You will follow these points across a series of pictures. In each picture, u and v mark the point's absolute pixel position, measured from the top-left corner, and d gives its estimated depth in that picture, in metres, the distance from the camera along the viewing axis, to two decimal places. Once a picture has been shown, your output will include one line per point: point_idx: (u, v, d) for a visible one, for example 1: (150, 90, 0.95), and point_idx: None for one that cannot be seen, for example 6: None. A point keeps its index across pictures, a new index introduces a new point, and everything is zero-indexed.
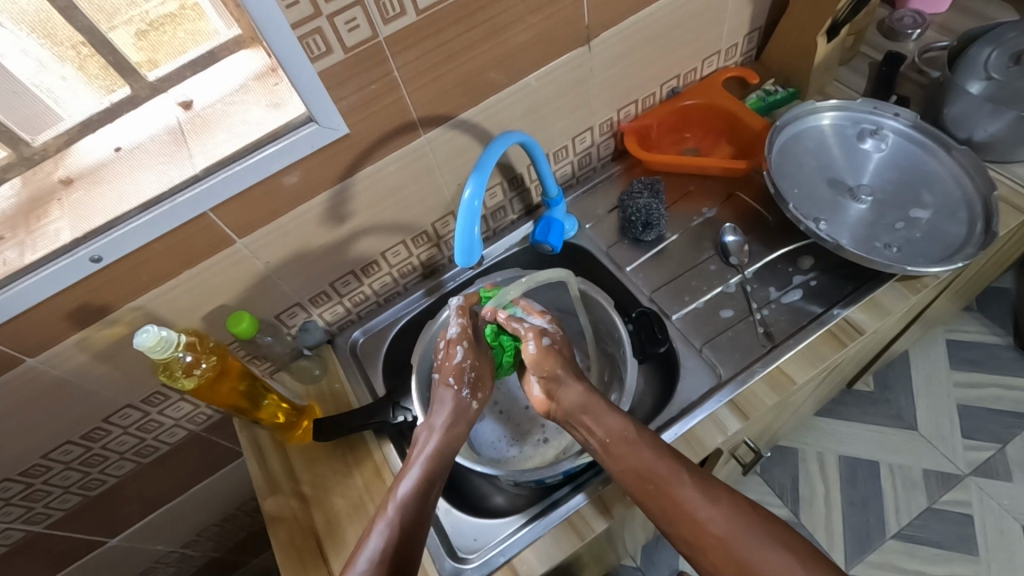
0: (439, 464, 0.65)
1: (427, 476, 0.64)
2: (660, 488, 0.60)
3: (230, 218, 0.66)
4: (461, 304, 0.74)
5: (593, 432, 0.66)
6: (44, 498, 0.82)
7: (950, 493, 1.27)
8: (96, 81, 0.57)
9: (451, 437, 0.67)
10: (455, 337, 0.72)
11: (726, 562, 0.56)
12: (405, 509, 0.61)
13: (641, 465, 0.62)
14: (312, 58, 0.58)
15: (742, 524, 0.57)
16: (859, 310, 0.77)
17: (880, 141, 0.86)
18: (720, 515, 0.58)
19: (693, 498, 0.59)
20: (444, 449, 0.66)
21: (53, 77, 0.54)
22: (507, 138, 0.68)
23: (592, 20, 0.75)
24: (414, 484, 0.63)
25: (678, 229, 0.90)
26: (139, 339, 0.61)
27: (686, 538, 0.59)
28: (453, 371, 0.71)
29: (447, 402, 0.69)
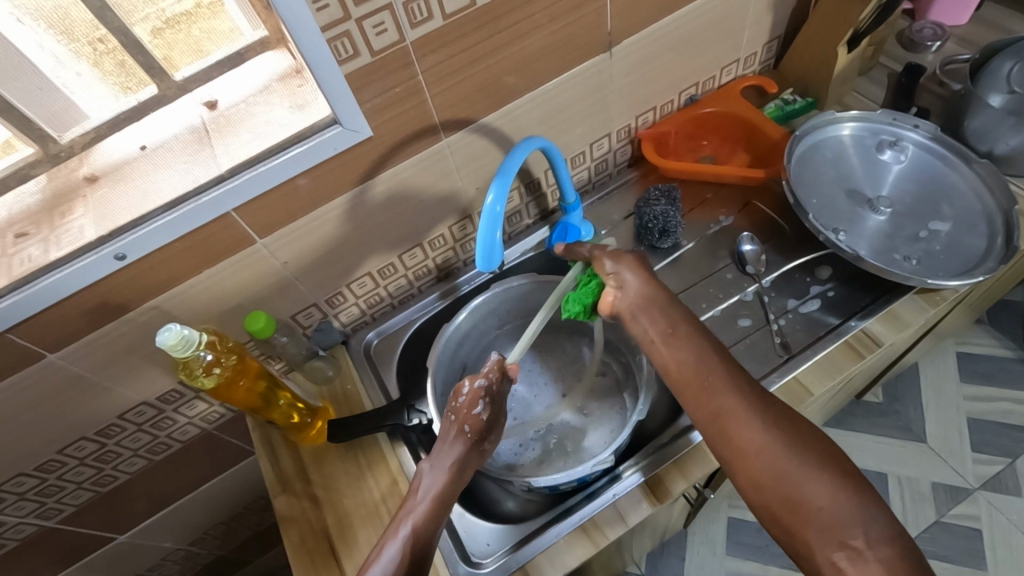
0: (446, 498, 0.63)
1: (436, 510, 0.61)
2: (705, 398, 0.60)
3: (252, 218, 0.66)
4: (500, 358, 0.70)
5: (650, 325, 0.66)
6: (57, 493, 0.82)
7: (959, 507, 1.26)
8: (111, 78, 0.58)
9: (457, 478, 0.64)
10: (480, 390, 0.68)
11: (765, 477, 0.54)
12: (414, 538, 0.59)
13: (695, 369, 0.62)
14: (339, 60, 0.58)
15: (788, 444, 0.55)
16: (877, 322, 0.77)
17: (900, 152, 0.85)
18: (768, 433, 0.56)
19: (739, 413, 0.58)
20: (451, 484, 0.64)
21: (68, 73, 0.55)
22: (530, 142, 0.69)
23: (614, 26, 0.75)
24: (422, 517, 0.61)
25: (693, 238, 0.89)
26: (160, 337, 0.60)
27: (727, 446, 0.58)
28: (468, 418, 0.67)
29: (457, 445, 0.66)
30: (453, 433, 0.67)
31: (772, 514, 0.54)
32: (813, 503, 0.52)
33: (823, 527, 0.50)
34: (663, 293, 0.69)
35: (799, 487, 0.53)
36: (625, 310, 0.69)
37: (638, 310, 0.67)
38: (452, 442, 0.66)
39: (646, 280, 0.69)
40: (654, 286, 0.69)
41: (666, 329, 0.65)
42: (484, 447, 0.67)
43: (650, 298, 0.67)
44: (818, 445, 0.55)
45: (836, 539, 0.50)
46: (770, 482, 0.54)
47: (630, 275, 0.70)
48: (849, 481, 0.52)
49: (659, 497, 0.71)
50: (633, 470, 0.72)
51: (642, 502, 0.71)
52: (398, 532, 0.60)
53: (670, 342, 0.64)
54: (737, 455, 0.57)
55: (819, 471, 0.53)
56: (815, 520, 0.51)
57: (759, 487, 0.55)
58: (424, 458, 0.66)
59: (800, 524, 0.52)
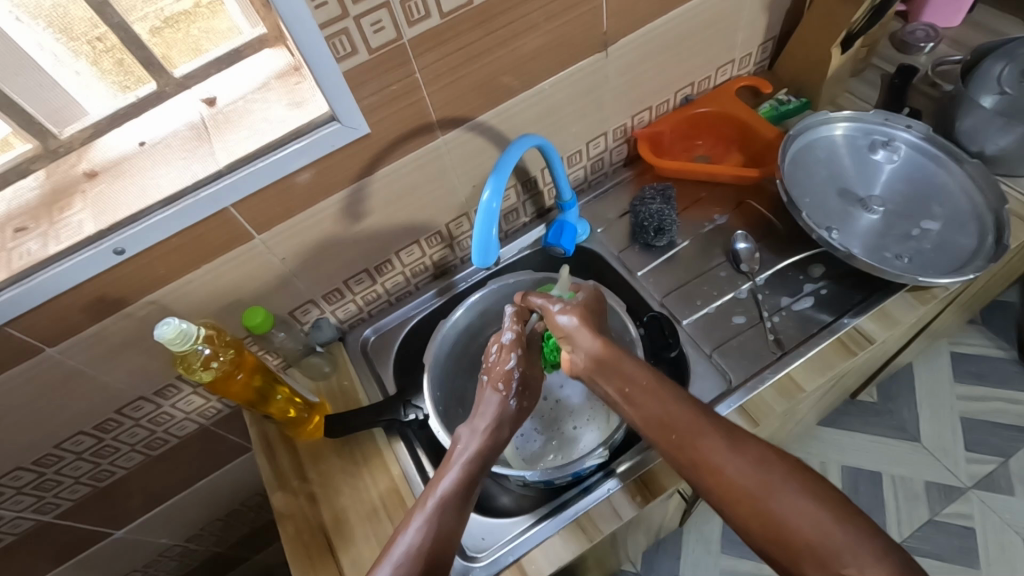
0: (481, 460, 0.65)
1: (471, 473, 0.63)
2: (683, 446, 0.59)
3: (250, 214, 0.67)
4: (516, 310, 0.75)
5: (607, 386, 0.65)
6: (54, 487, 0.82)
7: (952, 506, 1.27)
8: (110, 76, 0.59)
9: (494, 441, 0.66)
10: (511, 344, 0.72)
11: (753, 519, 0.55)
12: (447, 501, 0.61)
13: (661, 421, 0.61)
14: (337, 58, 0.59)
15: (774, 481, 0.56)
16: (868, 319, 0.77)
17: (892, 152, 0.86)
18: (749, 471, 0.56)
19: (718, 455, 0.58)
20: (487, 449, 0.66)
21: (67, 72, 0.56)
22: (525, 141, 0.69)
23: (610, 26, 0.75)
24: (456, 481, 0.62)
25: (688, 236, 0.90)
26: (158, 332, 0.61)
27: (711, 490, 0.58)
28: (503, 377, 0.70)
29: (494, 409, 0.68)
30: (488, 394, 0.70)
31: (765, 548, 0.55)
32: (805, 539, 0.53)
33: (817, 561, 0.52)
34: (620, 350, 0.66)
35: (786, 524, 0.54)
36: (583, 373, 0.69)
37: (593, 373, 0.67)
38: (489, 404, 0.69)
39: (599, 342, 0.67)
40: (605, 344, 0.66)
41: (625, 389, 0.64)
42: (522, 405, 0.71)
43: (602, 360, 0.66)
44: (797, 477, 0.56)
45: (831, 571, 0.51)
46: (759, 522, 0.55)
47: (577, 332, 0.68)
48: (838, 510, 0.53)
49: (652, 492, 0.71)
50: (626, 465, 0.73)
51: (636, 497, 0.71)
52: (425, 506, 0.61)
53: (633, 401, 0.64)
54: (723, 498, 0.57)
55: (805, 503, 0.54)
56: (807, 554, 0.52)
57: (746, 526, 0.56)
58: (462, 423, 0.68)
59: (793, 558, 0.53)
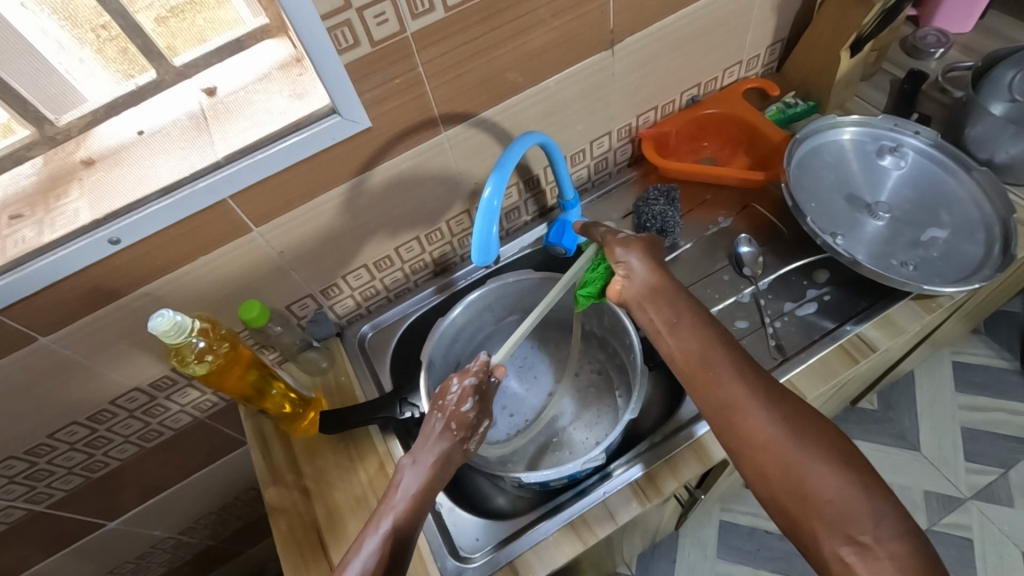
0: (427, 495, 0.62)
1: (416, 507, 0.61)
2: (716, 390, 0.60)
3: (248, 206, 0.66)
4: (489, 359, 0.68)
5: (656, 314, 0.66)
6: (47, 477, 0.81)
7: (950, 516, 1.26)
8: (115, 65, 0.58)
9: (437, 479, 0.63)
10: (470, 388, 0.66)
11: (773, 468, 0.55)
12: (394, 537, 0.59)
13: (700, 355, 0.62)
14: (339, 49, 0.58)
15: (799, 439, 0.55)
16: (872, 327, 0.76)
17: (900, 158, 0.85)
18: (776, 424, 0.56)
19: (749, 406, 0.58)
20: (431, 484, 0.63)
21: (70, 59, 0.55)
22: (528, 138, 0.68)
23: (617, 24, 0.75)
24: (397, 521, 0.60)
25: (692, 238, 0.89)
26: (153, 323, 0.59)
27: (736, 443, 0.58)
28: (456, 416, 0.65)
29: (442, 442, 0.64)
30: (438, 430, 0.65)
31: (783, 508, 0.55)
32: (824, 494, 0.53)
33: (828, 520, 0.52)
34: (671, 281, 0.67)
35: (809, 483, 0.53)
36: (631, 299, 0.68)
37: (643, 300, 0.67)
38: (438, 438, 0.64)
39: (655, 273, 0.67)
40: (663, 276, 0.68)
41: (671, 320, 0.65)
42: (469, 447, 0.66)
43: (653, 287, 0.67)
44: (829, 439, 0.55)
45: (843, 532, 0.51)
46: (780, 476, 0.55)
47: (638, 262, 0.68)
48: (860, 477, 0.53)
49: (649, 497, 0.70)
50: (623, 469, 0.72)
51: (632, 501, 0.70)
52: (377, 529, 0.59)
53: (676, 333, 0.65)
54: (746, 450, 0.57)
55: (828, 463, 0.54)
56: (823, 512, 0.52)
57: (766, 478, 0.56)
58: (404, 454, 0.65)
59: (806, 517, 0.53)
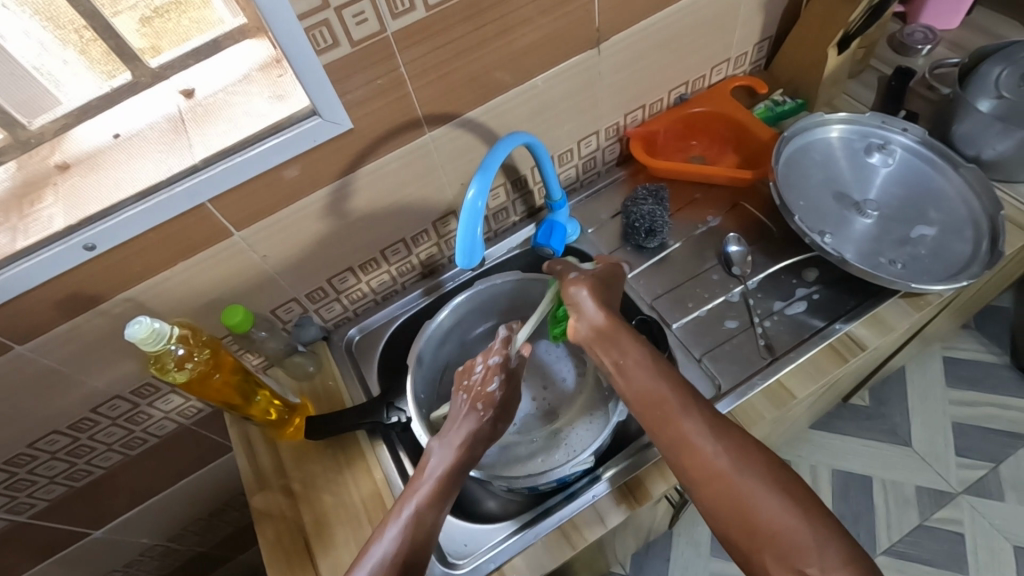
0: (453, 477, 0.62)
1: (441, 489, 0.61)
2: (665, 423, 0.59)
3: (228, 210, 0.65)
4: (508, 336, 0.68)
5: (606, 357, 0.65)
6: (28, 487, 0.80)
7: (942, 511, 1.26)
8: (98, 66, 0.57)
9: (466, 459, 0.63)
10: (496, 366, 0.66)
11: (724, 505, 0.55)
12: (417, 520, 0.59)
13: (653, 394, 0.61)
14: (317, 50, 0.57)
15: (749, 474, 0.56)
16: (860, 325, 0.76)
17: (888, 156, 0.85)
18: (723, 456, 0.56)
19: (698, 437, 0.58)
20: (459, 464, 0.63)
21: (38, 60, 0.54)
22: (513, 138, 0.67)
23: (603, 22, 0.74)
24: (427, 497, 0.60)
25: (680, 238, 0.89)
26: (130, 330, 0.58)
27: (688, 477, 0.58)
28: (481, 397, 0.65)
29: (470, 422, 0.64)
30: (465, 409, 0.65)
31: (734, 541, 0.55)
32: (772, 528, 0.53)
33: (779, 552, 0.52)
34: (624, 326, 0.65)
35: (757, 516, 0.54)
36: (582, 341, 0.67)
37: (593, 343, 0.66)
38: (464, 418, 0.64)
39: (603, 315, 0.65)
40: (611, 320, 0.65)
41: (620, 363, 0.63)
42: (498, 426, 0.66)
43: (601, 332, 0.65)
44: (771, 467, 0.56)
45: (791, 565, 0.52)
46: (732, 512, 0.55)
47: (592, 303, 0.66)
48: (801, 503, 0.54)
49: (639, 499, 0.70)
50: (612, 472, 0.71)
51: (621, 503, 0.70)
52: (401, 511, 0.60)
53: (625, 374, 0.63)
54: (696, 483, 0.57)
55: (777, 497, 0.54)
56: (774, 545, 0.53)
57: (718, 513, 0.56)
58: (433, 436, 0.65)
59: (757, 548, 0.54)
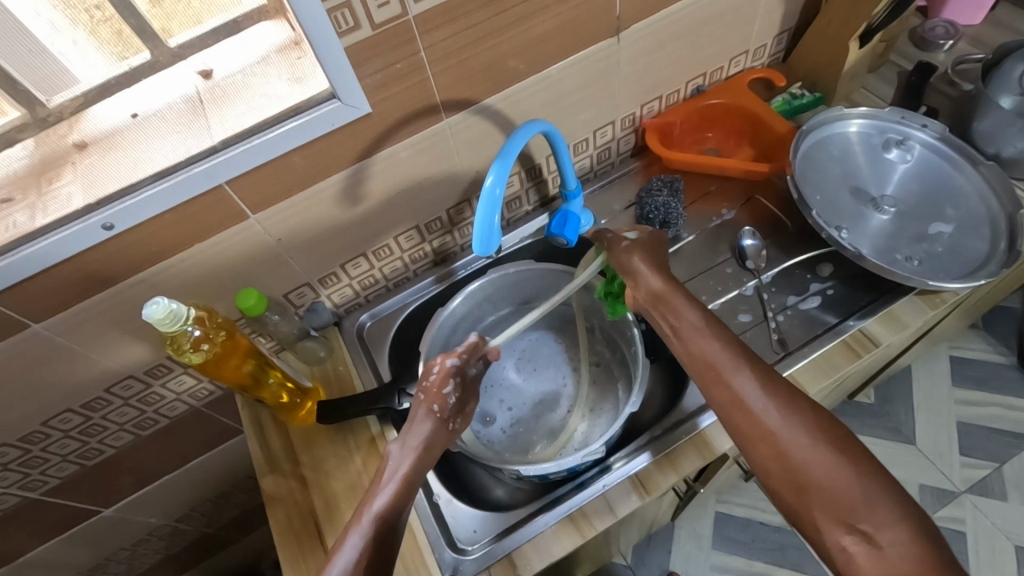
0: (415, 475, 0.60)
1: (405, 489, 0.59)
2: (719, 382, 0.57)
3: (246, 193, 0.64)
4: (478, 340, 0.68)
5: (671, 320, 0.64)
6: (41, 464, 0.81)
7: (945, 509, 1.27)
8: (108, 47, 0.57)
9: (426, 455, 0.61)
10: (452, 369, 0.65)
11: (774, 459, 0.52)
12: (381, 521, 0.57)
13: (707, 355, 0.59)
14: (339, 33, 0.56)
15: (797, 428, 0.52)
16: (874, 322, 0.76)
17: (906, 152, 0.84)
18: (774, 414, 0.54)
19: (749, 395, 0.55)
20: (420, 461, 0.61)
21: (63, 41, 0.54)
22: (531, 126, 0.66)
23: (623, 10, 0.73)
24: (388, 500, 0.58)
25: (694, 231, 0.88)
26: (147, 311, 0.58)
27: (739, 433, 0.55)
28: (438, 398, 0.64)
29: (428, 423, 0.62)
30: (421, 413, 0.63)
31: (784, 499, 0.52)
32: (824, 483, 0.50)
33: (833, 509, 0.49)
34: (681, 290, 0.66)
35: (806, 467, 0.51)
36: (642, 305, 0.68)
37: (653, 307, 0.67)
38: (422, 420, 0.62)
39: (659, 280, 0.67)
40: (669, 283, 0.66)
41: (676, 326, 0.63)
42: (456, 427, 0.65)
43: (659, 296, 0.66)
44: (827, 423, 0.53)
45: (847, 522, 0.48)
46: (780, 466, 0.52)
47: (645, 267, 0.68)
48: (861, 462, 0.50)
49: (648, 490, 0.70)
50: (622, 463, 0.72)
51: (631, 493, 0.70)
52: (367, 510, 0.58)
53: (682, 338, 0.62)
54: (749, 440, 0.54)
55: (827, 450, 0.51)
56: (828, 501, 0.49)
57: (767, 470, 0.53)
58: (391, 439, 0.62)
59: (808, 504, 0.50)
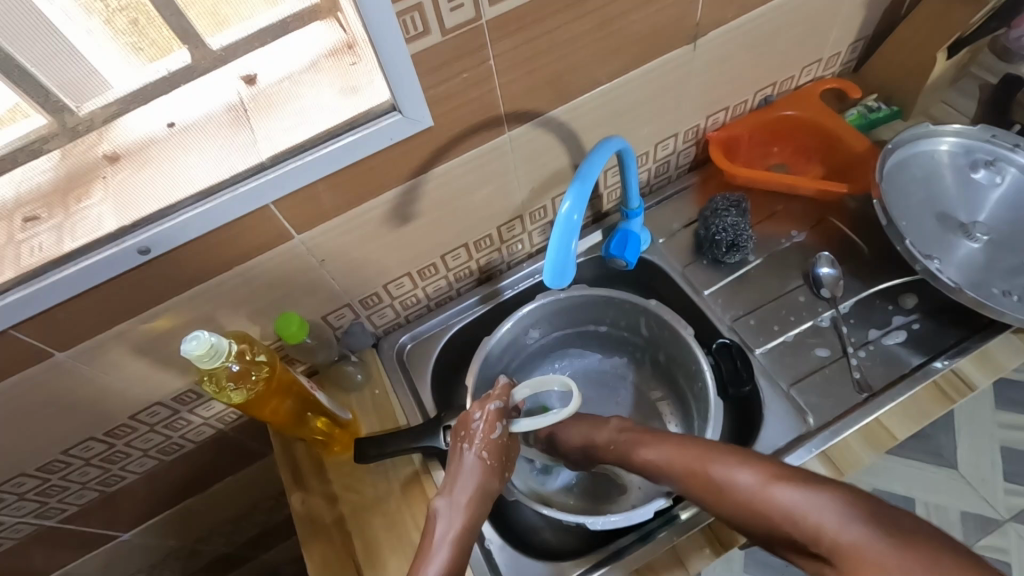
0: (466, 539, 0.56)
1: (456, 553, 0.55)
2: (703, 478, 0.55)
3: (291, 212, 0.58)
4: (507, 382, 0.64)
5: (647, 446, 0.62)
6: (59, 493, 0.75)
7: (988, 538, 1.21)
8: (124, 38, 0.47)
9: (476, 518, 0.58)
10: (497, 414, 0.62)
11: (821, 553, 0.46)
12: None
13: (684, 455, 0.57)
14: (407, 38, 0.50)
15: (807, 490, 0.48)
16: (969, 362, 0.69)
17: (996, 173, 0.78)
18: (758, 482, 0.51)
19: (738, 473, 0.52)
20: (469, 524, 0.57)
21: (77, 31, 0.45)
22: (608, 146, 0.60)
23: (703, 16, 0.66)
24: (442, 567, 0.54)
25: (761, 254, 0.82)
26: (186, 348, 0.53)
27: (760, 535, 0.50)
28: (485, 446, 0.61)
29: (476, 476, 0.59)
30: (470, 459, 0.60)
31: None
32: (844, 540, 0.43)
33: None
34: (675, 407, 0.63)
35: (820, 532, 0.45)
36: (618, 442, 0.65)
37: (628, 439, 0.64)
38: (471, 472, 0.60)
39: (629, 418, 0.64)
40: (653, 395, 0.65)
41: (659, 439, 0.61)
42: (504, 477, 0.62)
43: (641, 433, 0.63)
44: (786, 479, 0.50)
45: None
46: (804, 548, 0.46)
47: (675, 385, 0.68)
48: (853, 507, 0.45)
49: (725, 545, 0.63)
50: (689, 510, 0.66)
51: (705, 548, 0.64)
52: None
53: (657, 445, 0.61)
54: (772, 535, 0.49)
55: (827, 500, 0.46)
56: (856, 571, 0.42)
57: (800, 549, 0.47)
58: (437, 497, 0.59)
59: None
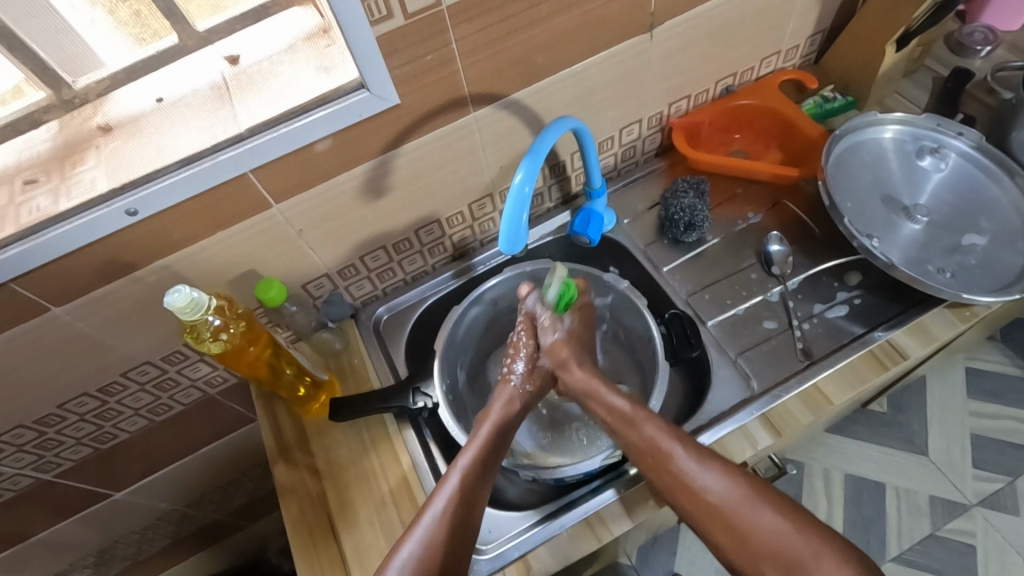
0: (498, 441, 0.66)
1: (490, 447, 0.65)
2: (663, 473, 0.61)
3: (268, 181, 0.63)
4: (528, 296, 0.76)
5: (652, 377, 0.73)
6: (56, 447, 0.81)
7: (954, 522, 1.25)
8: (126, 28, 0.55)
9: (507, 425, 0.68)
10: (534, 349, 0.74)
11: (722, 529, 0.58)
12: (468, 475, 0.62)
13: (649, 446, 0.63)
14: (371, 21, 0.55)
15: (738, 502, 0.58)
16: (904, 333, 0.74)
17: (941, 160, 0.82)
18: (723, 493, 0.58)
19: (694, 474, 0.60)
20: (501, 428, 0.67)
21: (80, 18, 0.52)
22: (563, 123, 0.65)
23: (658, 6, 0.71)
24: (475, 457, 0.63)
25: (719, 234, 0.87)
26: (169, 299, 0.58)
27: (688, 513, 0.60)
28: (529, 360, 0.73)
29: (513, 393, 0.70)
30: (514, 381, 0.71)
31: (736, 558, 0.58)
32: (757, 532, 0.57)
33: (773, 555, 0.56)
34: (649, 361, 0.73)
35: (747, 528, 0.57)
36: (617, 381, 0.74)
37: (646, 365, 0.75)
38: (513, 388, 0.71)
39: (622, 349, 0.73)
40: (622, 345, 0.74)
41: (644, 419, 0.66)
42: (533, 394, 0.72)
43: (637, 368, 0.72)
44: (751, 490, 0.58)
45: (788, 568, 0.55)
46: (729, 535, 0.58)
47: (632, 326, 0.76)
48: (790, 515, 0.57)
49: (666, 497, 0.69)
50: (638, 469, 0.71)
51: (649, 500, 0.69)
52: (458, 463, 0.63)
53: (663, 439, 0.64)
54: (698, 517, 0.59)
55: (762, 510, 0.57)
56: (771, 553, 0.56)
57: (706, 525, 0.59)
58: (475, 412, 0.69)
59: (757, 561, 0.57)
